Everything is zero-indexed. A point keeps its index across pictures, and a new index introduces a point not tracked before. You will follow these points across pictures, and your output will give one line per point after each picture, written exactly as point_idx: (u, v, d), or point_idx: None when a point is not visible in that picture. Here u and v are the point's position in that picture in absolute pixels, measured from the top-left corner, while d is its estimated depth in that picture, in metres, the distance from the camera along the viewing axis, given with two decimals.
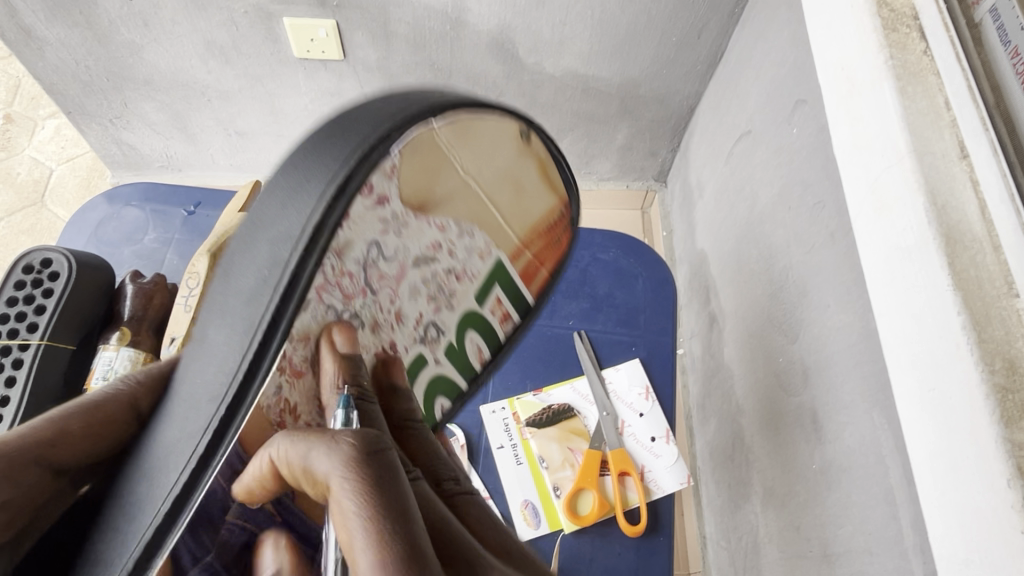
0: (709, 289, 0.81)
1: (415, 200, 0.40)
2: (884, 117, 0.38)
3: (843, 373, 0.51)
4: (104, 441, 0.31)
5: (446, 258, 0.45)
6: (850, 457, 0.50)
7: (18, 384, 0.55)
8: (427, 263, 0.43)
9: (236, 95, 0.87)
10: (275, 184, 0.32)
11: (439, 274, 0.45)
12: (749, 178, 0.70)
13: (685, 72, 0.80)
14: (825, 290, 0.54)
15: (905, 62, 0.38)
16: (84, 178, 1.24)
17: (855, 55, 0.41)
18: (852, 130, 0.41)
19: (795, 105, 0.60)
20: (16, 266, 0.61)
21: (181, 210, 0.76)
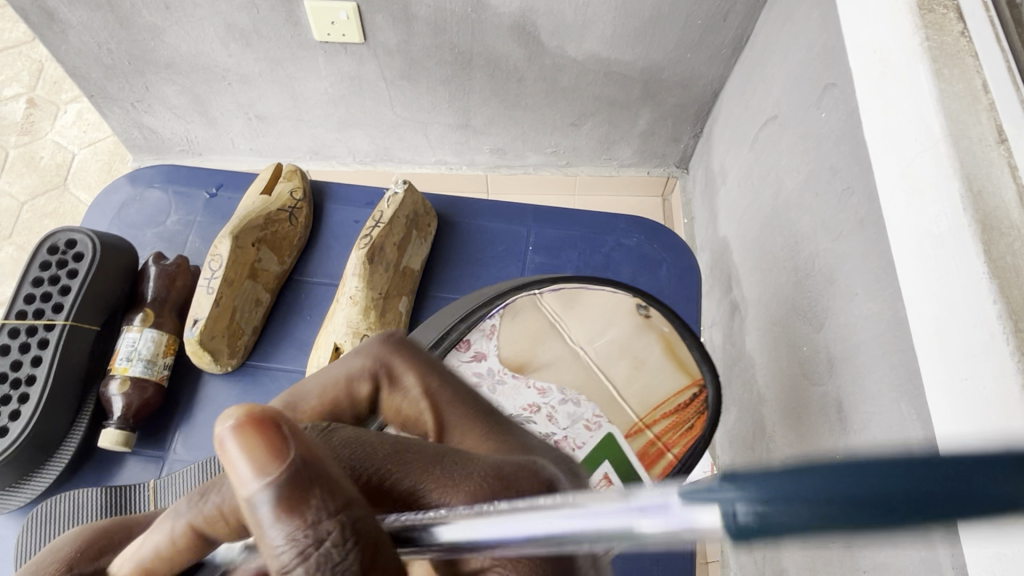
0: (731, 277, 0.80)
1: (515, 360, 0.54)
2: (919, 100, 0.37)
3: (869, 363, 0.51)
4: None
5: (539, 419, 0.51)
6: (875, 447, 0.50)
7: (44, 364, 0.56)
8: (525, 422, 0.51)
9: (257, 78, 0.87)
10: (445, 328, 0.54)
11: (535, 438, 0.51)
12: (774, 164, 0.69)
13: (709, 56, 0.79)
14: (853, 278, 0.53)
15: (942, 44, 0.37)
16: (106, 162, 1.25)
17: (889, 36, 0.40)
18: (884, 115, 0.40)
19: (824, 89, 0.59)
20: (42, 245, 0.61)
21: (203, 191, 0.76)
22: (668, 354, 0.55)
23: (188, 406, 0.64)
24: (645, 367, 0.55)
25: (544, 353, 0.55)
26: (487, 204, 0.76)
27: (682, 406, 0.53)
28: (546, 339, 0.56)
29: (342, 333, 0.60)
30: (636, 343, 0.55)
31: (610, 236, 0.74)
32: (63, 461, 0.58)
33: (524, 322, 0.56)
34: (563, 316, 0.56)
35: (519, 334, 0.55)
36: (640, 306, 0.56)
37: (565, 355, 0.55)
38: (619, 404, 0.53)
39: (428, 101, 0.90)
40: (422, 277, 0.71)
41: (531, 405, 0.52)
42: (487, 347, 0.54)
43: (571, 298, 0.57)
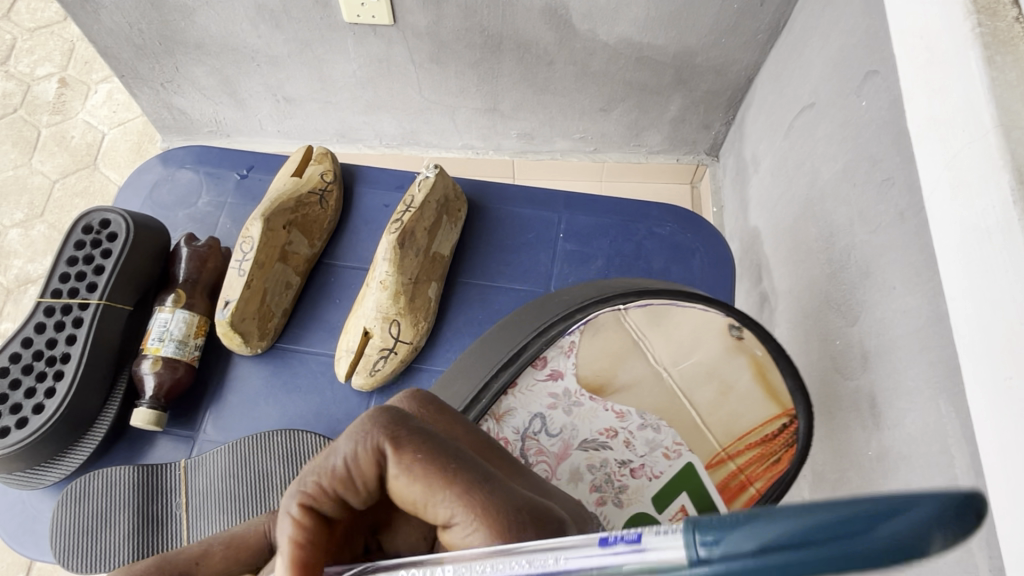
0: (761, 267, 0.79)
1: (595, 377, 0.47)
2: (968, 87, 0.35)
3: (906, 359, 0.49)
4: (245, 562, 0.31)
5: (614, 447, 0.44)
6: (909, 445, 0.48)
7: (78, 342, 0.57)
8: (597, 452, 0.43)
9: (285, 60, 0.87)
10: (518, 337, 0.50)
11: (611, 468, 0.43)
12: (810, 152, 0.67)
13: (744, 41, 0.77)
14: (891, 272, 0.52)
15: (995, 30, 0.35)
16: (136, 142, 1.26)
17: (940, 21, 0.38)
18: (933, 103, 0.38)
19: (865, 76, 0.57)
20: (77, 225, 0.62)
21: (235, 173, 0.76)
22: (758, 379, 0.46)
23: (218, 387, 0.64)
24: (734, 394, 0.46)
25: (624, 372, 0.47)
26: (518, 190, 0.75)
27: (771, 437, 0.45)
28: (627, 355, 0.48)
29: (371, 317, 0.61)
30: (725, 366, 0.47)
31: (643, 224, 0.73)
32: (96, 439, 0.59)
33: (605, 335, 0.49)
34: (648, 333, 0.49)
35: (598, 350, 0.48)
36: (734, 326, 0.48)
37: (646, 376, 0.47)
38: (702, 432, 0.45)
39: (456, 84, 0.89)
40: (451, 263, 0.70)
41: (607, 430, 0.45)
42: (565, 364, 0.47)
43: (658, 314, 0.49)
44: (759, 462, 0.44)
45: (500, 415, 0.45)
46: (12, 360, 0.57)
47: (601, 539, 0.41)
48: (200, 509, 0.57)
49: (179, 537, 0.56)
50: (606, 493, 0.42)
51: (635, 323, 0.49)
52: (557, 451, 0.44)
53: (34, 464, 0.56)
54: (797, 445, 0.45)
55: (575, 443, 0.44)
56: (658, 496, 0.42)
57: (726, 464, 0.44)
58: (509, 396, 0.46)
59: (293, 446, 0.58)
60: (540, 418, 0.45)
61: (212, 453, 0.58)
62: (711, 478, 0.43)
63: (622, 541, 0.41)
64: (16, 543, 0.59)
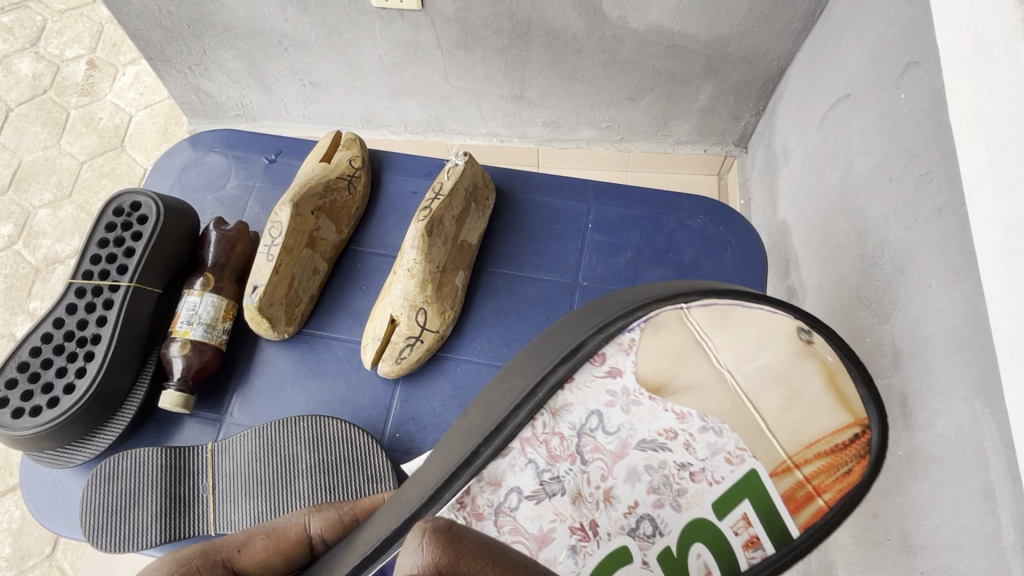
0: (789, 261, 0.78)
1: (650, 384, 0.42)
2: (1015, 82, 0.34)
3: (941, 358, 0.48)
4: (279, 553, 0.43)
5: (678, 449, 0.41)
6: (942, 446, 0.47)
7: (109, 323, 0.57)
8: (657, 450, 0.41)
9: (312, 44, 0.87)
10: (544, 358, 0.43)
11: (669, 470, 0.41)
12: (844, 145, 0.66)
13: (779, 30, 0.75)
14: (927, 269, 0.51)
15: None
16: (162, 125, 1.27)
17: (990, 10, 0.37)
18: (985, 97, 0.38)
19: (905, 67, 0.55)
20: (108, 208, 0.62)
21: (263, 157, 0.76)
22: (828, 387, 0.42)
23: (245, 371, 0.65)
24: (803, 400, 0.42)
25: (685, 372, 0.42)
26: (546, 179, 0.75)
27: (840, 447, 0.41)
28: (689, 355, 0.43)
29: (398, 305, 0.61)
30: (794, 371, 0.42)
31: (673, 216, 0.73)
32: (125, 420, 0.59)
33: (666, 332, 0.42)
34: (713, 332, 0.43)
35: (659, 350, 0.42)
36: (803, 328, 0.42)
37: (708, 378, 0.42)
38: (766, 437, 0.42)
39: (482, 71, 0.89)
40: (479, 251, 0.70)
41: (665, 431, 0.41)
42: (624, 363, 0.42)
43: (726, 316, 0.43)
44: (827, 472, 0.41)
45: (556, 409, 0.41)
46: (44, 340, 0.58)
47: (658, 535, 0.40)
48: (226, 491, 0.57)
49: (205, 518, 0.57)
50: (664, 496, 0.41)
51: (701, 327, 0.43)
52: (614, 450, 0.41)
53: (65, 443, 0.57)
54: (869, 455, 0.41)
55: (634, 443, 0.41)
56: (719, 503, 0.41)
57: (792, 473, 0.42)
58: (565, 391, 0.41)
59: (318, 431, 0.58)
60: (597, 416, 0.41)
61: (238, 437, 0.59)
62: (774, 486, 0.41)
63: (678, 538, 0.40)
64: (47, 520, 0.60)
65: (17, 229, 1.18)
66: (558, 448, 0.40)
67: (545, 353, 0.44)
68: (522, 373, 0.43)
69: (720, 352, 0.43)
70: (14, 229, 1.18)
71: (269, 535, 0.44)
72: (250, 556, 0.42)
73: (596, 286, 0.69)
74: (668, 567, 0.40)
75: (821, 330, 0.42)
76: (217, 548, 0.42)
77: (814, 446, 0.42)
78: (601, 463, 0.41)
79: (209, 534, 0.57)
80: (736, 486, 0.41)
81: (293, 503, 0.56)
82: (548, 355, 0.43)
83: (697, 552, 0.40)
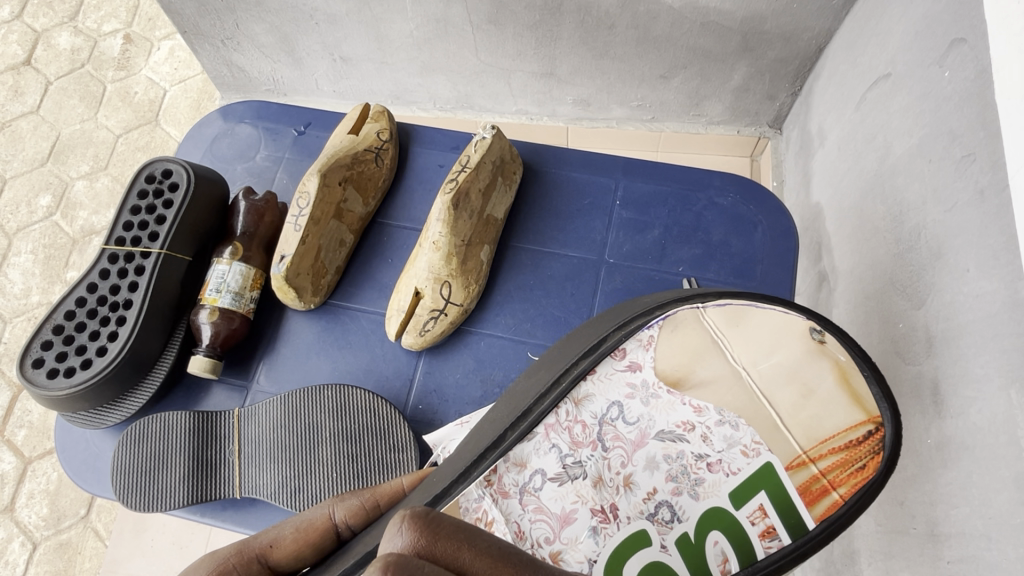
0: (821, 245, 0.76)
1: (672, 376, 0.45)
2: None
3: (977, 344, 0.47)
4: (306, 546, 0.43)
5: (695, 441, 0.43)
6: (973, 435, 0.46)
7: (140, 289, 0.58)
8: (676, 441, 0.43)
9: (343, 18, 0.86)
10: (568, 355, 0.47)
11: (687, 460, 0.42)
12: (883, 126, 0.64)
13: (818, 6, 0.73)
14: (965, 254, 0.49)
15: None
16: (195, 99, 1.28)
17: None
18: None
19: (950, 45, 0.54)
20: (140, 175, 0.63)
21: (292, 129, 0.77)
22: (841, 384, 0.43)
23: (272, 340, 0.66)
24: (816, 397, 0.43)
25: (703, 368, 0.45)
26: (575, 155, 0.74)
27: (855, 443, 0.42)
28: (709, 352, 0.46)
29: (423, 277, 0.62)
30: (808, 368, 0.44)
31: (703, 194, 0.71)
32: (155, 384, 0.61)
33: (682, 327, 0.46)
34: (728, 332, 0.46)
35: (677, 346, 0.46)
36: (812, 330, 0.45)
37: (725, 375, 0.45)
38: (782, 433, 0.43)
39: (513, 47, 0.88)
40: (505, 227, 0.70)
41: (683, 423, 0.43)
42: (644, 357, 0.46)
43: (737, 319, 0.46)
44: (843, 467, 0.42)
45: (579, 399, 0.44)
46: (78, 304, 0.59)
47: (676, 521, 0.41)
48: (251, 457, 0.59)
49: (231, 482, 0.58)
50: (682, 485, 0.42)
51: (717, 327, 0.46)
52: (633, 438, 0.43)
53: (98, 405, 0.59)
54: (885, 450, 0.42)
55: (652, 433, 0.43)
56: (736, 493, 0.42)
57: (808, 467, 0.42)
58: (588, 382, 0.45)
59: (342, 401, 0.59)
60: (617, 407, 0.44)
61: (263, 404, 0.60)
62: (790, 480, 0.42)
63: (696, 526, 0.41)
64: (80, 479, 0.62)
65: (55, 201, 1.21)
66: (581, 434, 0.43)
67: (567, 352, 0.48)
68: (546, 368, 0.47)
69: (737, 349, 0.45)
70: (53, 200, 1.21)
71: (298, 528, 0.43)
72: (283, 551, 0.42)
73: (623, 265, 0.68)
74: (686, 555, 0.40)
75: (831, 330, 0.44)
76: (250, 545, 0.41)
77: (830, 443, 0.42)
78: (620, 451, 0.43)
79: (235, 497, 0.59)
80: (754, 478, 0.42)
81: (317, 471, 0.57)
82: (571, 352, 0.47)
83: (715, 539, 0.41)
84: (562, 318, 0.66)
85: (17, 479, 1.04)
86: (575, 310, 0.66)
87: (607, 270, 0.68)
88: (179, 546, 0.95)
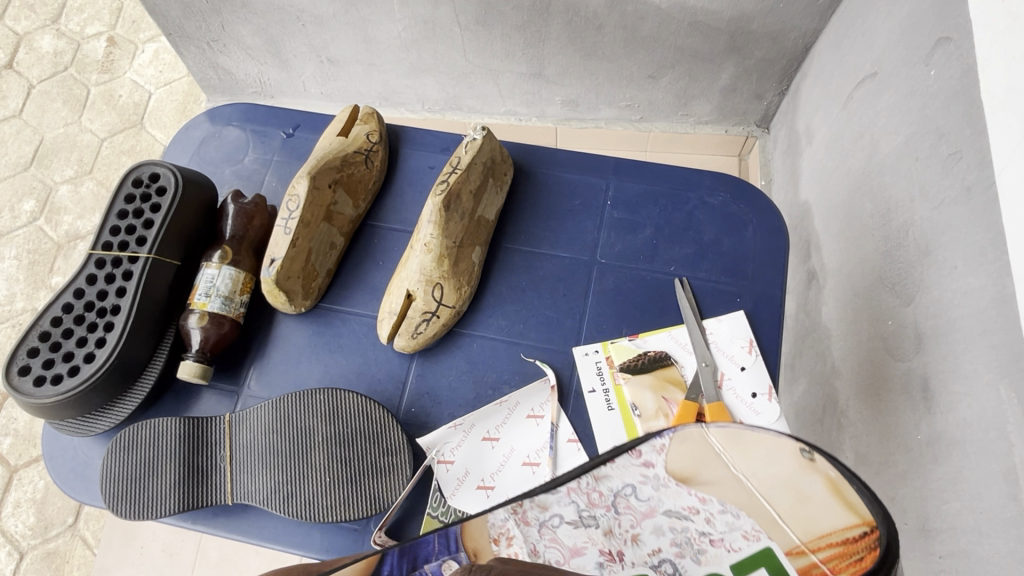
0: (810, 243, 0.76)
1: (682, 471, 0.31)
2: None
3: (966, 341, 0.47)
4: None
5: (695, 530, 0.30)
6: (963, 431, 0.47)
7: (128, 294, 0.58)
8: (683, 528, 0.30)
9: (330, 20, 0.86)
10: None
11: (691, 533, 0.30)
12: (870, 124, 0.64)
13: (804, 6, 0.74)
14: (953, 250, 0.50)
15: None
16: (181, 102, 1.27)
17: None
18: None
19: (936, 43, 0.54)
20: (126, 179, 0.62)
21: (281, 131, 0.76)
22: (833, 493, 0.28)
23: (263, 344, 0.65)
24: (809, 504, 0.28)
25: (705, 473, 0.31)
26: (565, 155, 0.74)
27: (855, 541, 0.26)
28: (709, 460, 0.32)
29: (414, 280, 0.62)
30: (798, 482, 0.29)
31: (692, 193, 0.72)
32: (145, 389, 0.60)
33: (689, 434, 0.33)
34: (730, 452, 0.32)
35: (678, 458, 0.32)
36: (805, 447, 0.30)
37: (729, 484, 0.30)
38: (776, 530, 0.28)
39: (501, 48, 0.88)
40: (496, 228, 0.70)
41: (686, 509, 0.30)
42: (661, 460, 0.33)
43: (743, 436, 0.32)
44: (842, 561, 0.26)
45: (601, 473, 0.33)
46: (65, 310, 0.58)
47: None
48: (243, 462, 0.58)
49: (223, 488, 0.58)
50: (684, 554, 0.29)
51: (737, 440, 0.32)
52: (639, 509, 0.31)
53: (87, 411, 0.58)
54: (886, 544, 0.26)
55: (660, 509, 0.31)
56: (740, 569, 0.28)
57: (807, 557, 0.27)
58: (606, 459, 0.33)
59: (334, 404, 0.58)
60: (632, 487, 0.32)
61: (255, 408, 0.59)
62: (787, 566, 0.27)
63: None
64: (68, 487, 0.61)
65: (39, 206, 1.19)
66: (600, 494, 0.32)
67: None
68: None
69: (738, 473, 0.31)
70: (37, 205, 1.19)
71: None
72: None
73: (614, 265, 0.68)
74: None
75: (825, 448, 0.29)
76: None
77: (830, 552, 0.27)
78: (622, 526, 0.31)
79: (227, 502, 0.58)
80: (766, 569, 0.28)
81: (309, 475, 0.57)
82: None
83: None
84: (554, 318, 0.66)
85: (3, 488, 1.02)
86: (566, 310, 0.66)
87: (598, 270, 0.68)
88: (169, 554, 0.95)
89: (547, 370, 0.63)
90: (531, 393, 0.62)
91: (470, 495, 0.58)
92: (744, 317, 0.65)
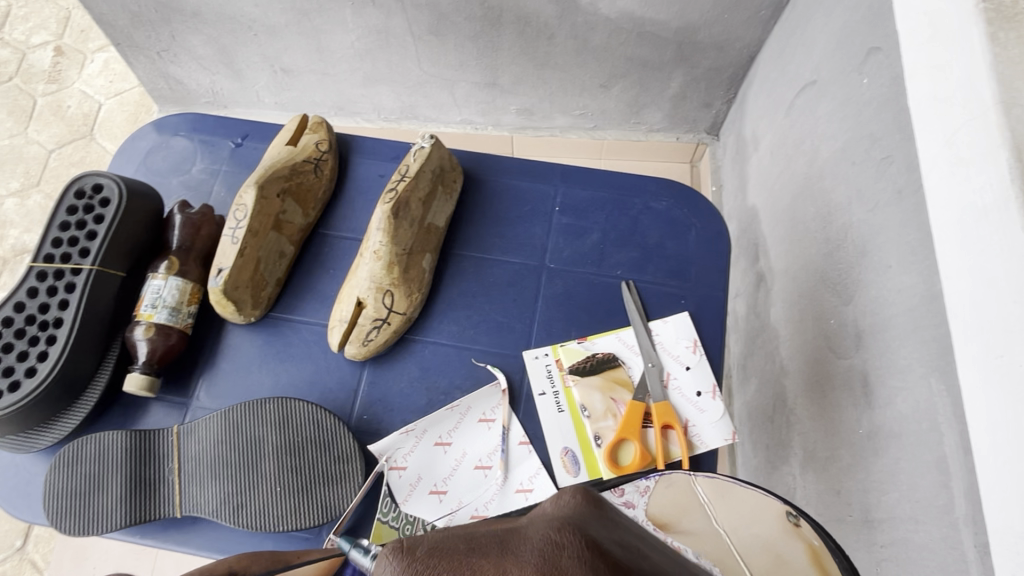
0: (758, 247, 0.79)
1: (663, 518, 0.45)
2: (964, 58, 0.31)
3: (900, 337, 0.49)
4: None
5: None
6: (900, 424, 0.49)
7: (71, 307, 0.57)
8: None
9: (283, 30, 0.86)
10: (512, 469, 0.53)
11: None
12: (810, 131, 0.67)
13: (747, 17, 0.76)
14: (887, 250, 0.52)
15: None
16: (132, 113, 1.25)
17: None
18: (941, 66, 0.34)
19: (868, 53, 0.56)
20: (69, 190, 0.61)
21: (229, 141, 0.76)
22: (812, 562, 0.39)
23: (211, 355, 0.65)
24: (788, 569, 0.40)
25: (688, 520, 0.44)
26: (516, 163, 0.75)
27: None
28: (692, 507, 0.45)
29: (365, 287, 0.62)
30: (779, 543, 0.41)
31: (640, 199, 0.73)
32: (90, 402, 0.59)
33: (673, 481, 0.47)
34: (714, 502, 0.45)
35: (670, 496, 0.46)
36: (789, 512, 0.42)
37: (707, 532, 0.43)
38: None
39: (455, 58, 0.88)
40: (447, 235, 0.70)
41: None
42: (638, 499, 0.46)
43: (724, 490, 0.45)
44: None
45: None
46: (4, 324, 0.57)
47: None
48: (193, 474, 0.57)
49: (172, 500, 0.57)
50: None
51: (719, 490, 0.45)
52: None
53: (29, 427, 0.57)
54: None
55: None
56: None
57: None
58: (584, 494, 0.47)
59: (283, 414, 0.58)
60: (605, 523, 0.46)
61: (204, 419, 0.58)
62: None
63: None
64: (10, 506, 0.59)
65: None
66: None
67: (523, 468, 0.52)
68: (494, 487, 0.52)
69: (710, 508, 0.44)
70: None
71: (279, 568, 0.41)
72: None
73: (563, 270, 0.69)
74: None
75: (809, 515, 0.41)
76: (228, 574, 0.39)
77: None
78: None
79: (176, 515, 0.57)
80: None
81: (260, 485, 0.56)
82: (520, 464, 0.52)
83: None
84: (506, 323, 0.67)
85: None
86: (517, 315, 0.67)
87: (548, 275, 0.69)
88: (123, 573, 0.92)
89: (498, 375, 0.63)
90: (481, 398, 0.62)
91: (422, 502, 0.59)
92: (689, 318, 0.67)
